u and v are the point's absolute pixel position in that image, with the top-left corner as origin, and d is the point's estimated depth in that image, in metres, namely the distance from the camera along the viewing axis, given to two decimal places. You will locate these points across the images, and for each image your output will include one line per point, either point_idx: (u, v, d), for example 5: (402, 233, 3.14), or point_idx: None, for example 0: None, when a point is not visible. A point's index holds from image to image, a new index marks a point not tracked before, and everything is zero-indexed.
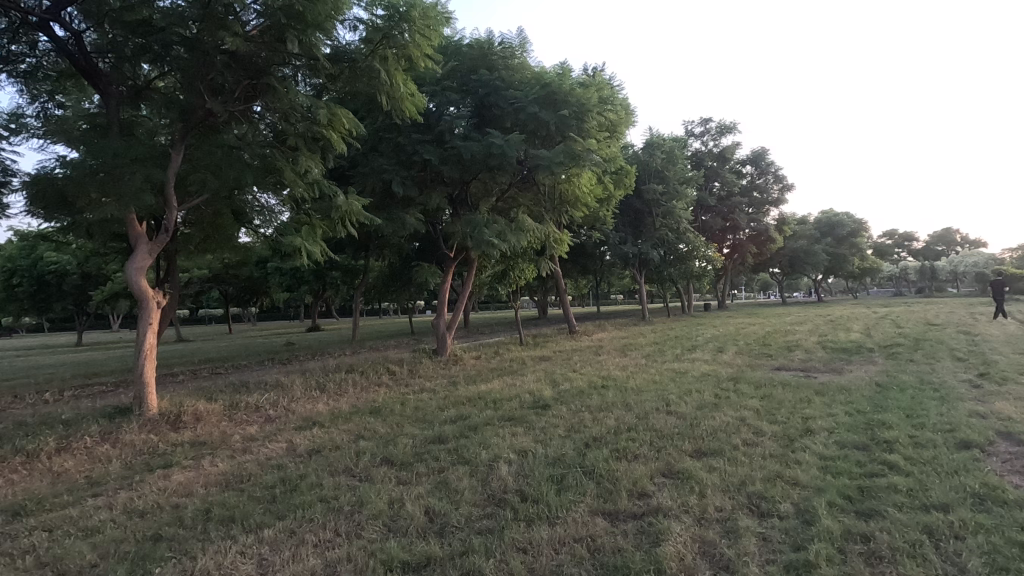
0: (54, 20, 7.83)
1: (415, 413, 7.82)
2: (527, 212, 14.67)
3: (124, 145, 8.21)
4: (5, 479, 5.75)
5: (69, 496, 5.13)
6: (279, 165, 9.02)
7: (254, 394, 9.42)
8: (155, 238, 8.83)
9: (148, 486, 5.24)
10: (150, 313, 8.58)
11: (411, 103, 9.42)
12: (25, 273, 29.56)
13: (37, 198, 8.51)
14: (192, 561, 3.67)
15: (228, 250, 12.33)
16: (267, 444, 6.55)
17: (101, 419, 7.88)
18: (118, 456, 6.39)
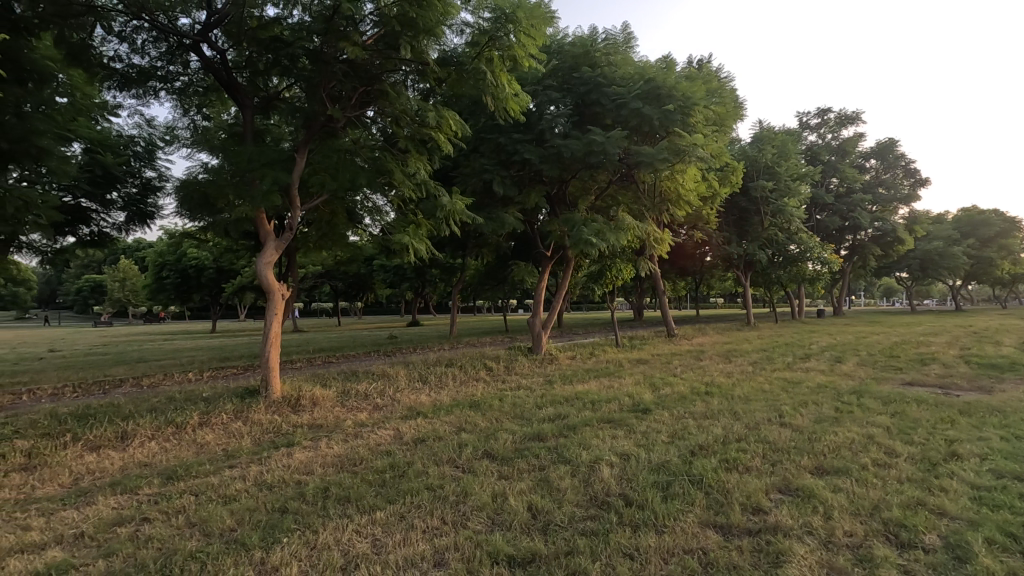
0: (204, 41, 8.77)
1: (513, 409, 7.92)
2: (627, 210, 14.34)
3: (258, 151, 9.05)
4: (160, 446, 6.57)
5: (211, 466, 5.75)
6: (390, 167, 9.53)
7: (363, 382, 10.02)
8: (280, 236, 9.65)
9: (274, 462, 5.74)
10: (276, 304, 9.39)
11: (514, 102, 9.48)
12: (172, 267, 33.73)
13: (186, 200, 9.62)
14: (315, 534, 3.96)
15: (341, 248, 13.24)
16: (376, 430, 6.94)
17: (233, 399, 8.75)
18: (249, 433, 7.07)
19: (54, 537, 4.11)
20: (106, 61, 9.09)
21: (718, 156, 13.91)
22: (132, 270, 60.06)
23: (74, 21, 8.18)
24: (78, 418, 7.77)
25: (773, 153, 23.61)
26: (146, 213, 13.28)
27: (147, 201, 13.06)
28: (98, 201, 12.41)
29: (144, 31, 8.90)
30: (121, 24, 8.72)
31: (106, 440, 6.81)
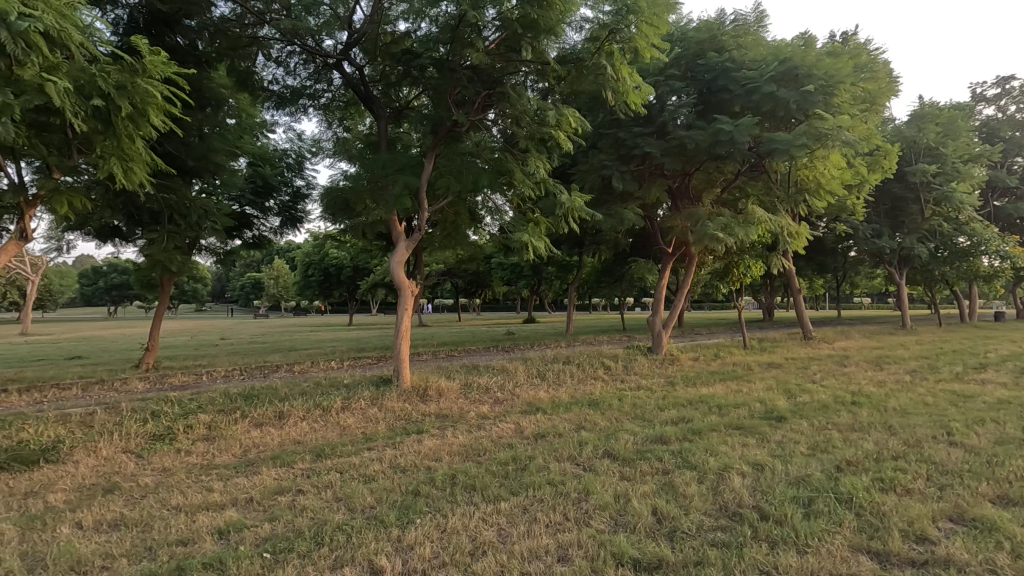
0: (345, 58, 9.58)
1: (633, 410, 7.73)
2: (758, 202, 13.36)
3: (391, 158, 9.73)
4: (310, 426, 7.34)
5: (352, 447, 6.31)
6: (510, 167, 9.75)
7: (484, 376, 10.40)
8: (410, 236, 10.29)
9: (406, 447, 6.16)
10: (406, 300, 10.05)
11: (636, 95, 9.21)
12: (317, 266, 37.65)
13: (330, 205, 10.63)
14: (444, 518, 4.17)
15: (464, 247, 13.82)
16: (497, 423, 7.17)
17: (370, 387, 9.52)
18: (383, 419, 7.65)
19: (232, 499, 4.78)
20: (265, 84, 10.29)
21: (867, 139, 12.42)
22: (284, 269, 67.85)
23: (242, 52, 9.42)
24: (246, 397, 8.94)
25: (936, 133, 20.60)
26: (296, 218, 14.92)
27: (297, 206, 14.68)
28: (259, 208, 14.17)
29: (296, 56, 9.93)
30: (278, 50, 9.79)
31: (267, 418, 7.76)
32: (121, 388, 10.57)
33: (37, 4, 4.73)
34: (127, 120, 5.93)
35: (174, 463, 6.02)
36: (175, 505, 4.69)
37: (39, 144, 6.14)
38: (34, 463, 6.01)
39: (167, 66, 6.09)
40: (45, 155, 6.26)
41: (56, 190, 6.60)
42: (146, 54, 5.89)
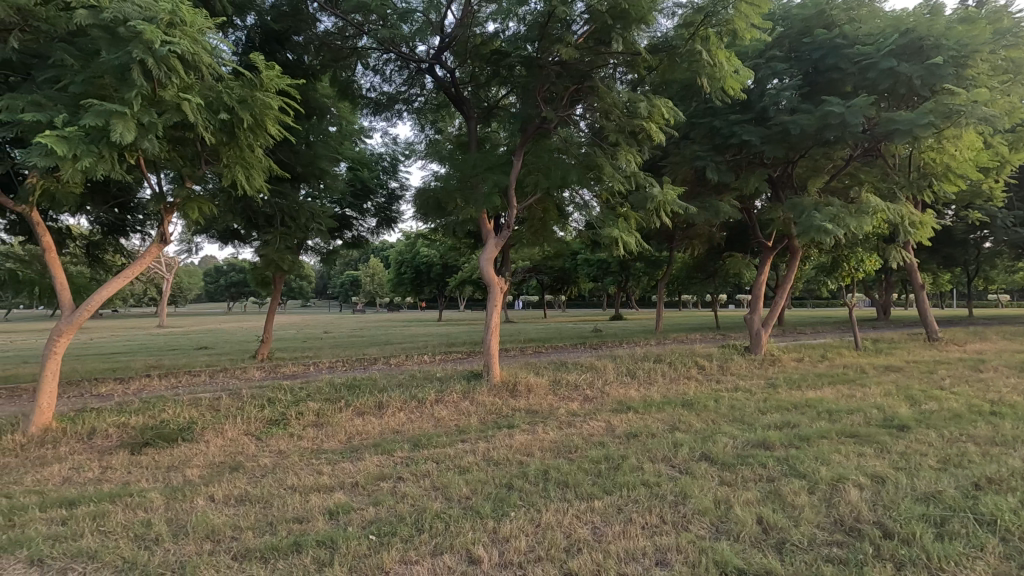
0: (437, 62, 9.89)
1: (731, 412, 7.35)
2: (872, 190, 12.21)
3: (481, 157, 9.93)
4: (406, 417, 7.68)
5: (447, 438, 6.52)
6: (600, 161, 9.61)
7: (573, 373, 10.34)
8: (499, 233, 10.45)
9: (498, 441, 6.27)
10: (495, 296, 10.22)
11: (734, 80, 8.74)
12: (409, 264, 39.43)
13: (423, 205, 11.04)
14: (538, 513, 4.20)
15: (551, 243, 13.82)
16: (588, 421, 7.10)
17: (461, 381, 9.79)
18: (475, 412, 7.84)
19: (340, 482, 5.12)
20: (364, 92, 10.90)
21: (1008, 114, 10.95)
22: (379, 267, 71.60)
23: (343, 62, 10.04)
24: (348, 388, 9.52)
25: None
26: (391, 218, 15.72)
27: (392, 207, 15.47)
28: (358, 210, 15.07)
29: (392, 63, 10.40)
30: (376, 59, 10.30)
31: (368, 407, 8.22)
32: (241, 377, 11.63)
33: (176, 31, 5.35)
34: (249, 132, 6.54)
35: (288, 446, 6.55)
36: (290, 485, 5.10)
37: (176, 157, 6.88)
38: (174, 441, 6.77)
39: (281, 79, 6.61)
40: (181, 167, 7.01)
41: (189, 198, 7.36)
42: (264, 69, 6.43)
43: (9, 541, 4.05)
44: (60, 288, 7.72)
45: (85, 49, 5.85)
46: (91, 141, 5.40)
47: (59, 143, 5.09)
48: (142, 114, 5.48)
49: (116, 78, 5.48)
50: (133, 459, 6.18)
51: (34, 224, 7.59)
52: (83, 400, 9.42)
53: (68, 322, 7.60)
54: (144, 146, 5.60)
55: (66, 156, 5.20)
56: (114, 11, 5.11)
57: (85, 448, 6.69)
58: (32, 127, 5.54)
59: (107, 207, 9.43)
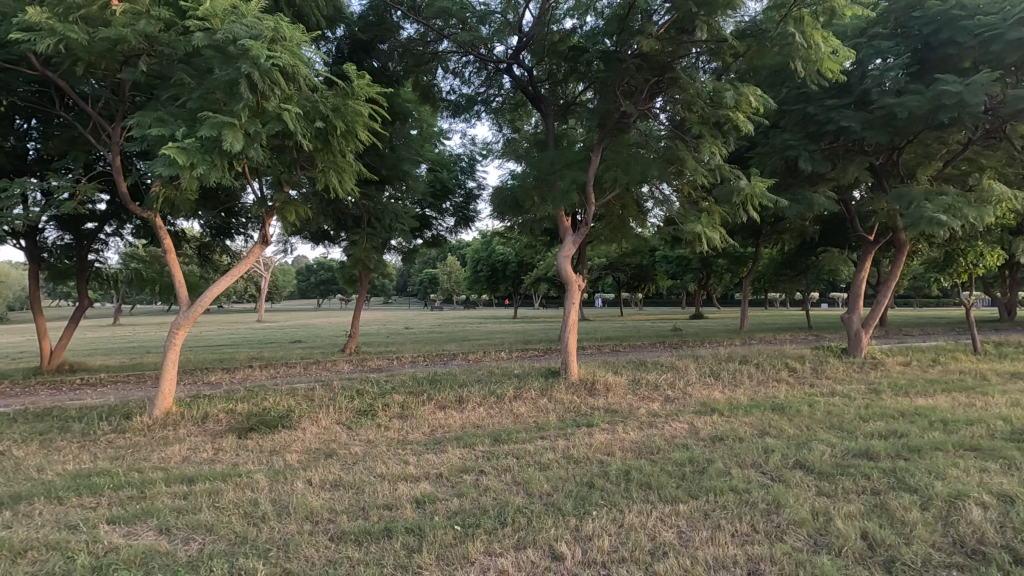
0: (515, 62, 9.97)
1: (828, 418, 6.88)
2: (995, 176, 10.95)
3: (559, 154, 9.91)
4: (486, 412, 7.83)
5: (526, 435, 6.58)
6: (682, 155, 9.29)
7: (653, 373, 10.09)
8: (577, 231, 10.37)
9: (577, 439, 6.25)
10: (573, 294, 10.17)
11: (831, 62, 8.15)
12: (485, 262, 40.11)
13: (501, 203, 11.18)
14: (621, 513, 4.14)
15: (630, 239, 13.54)
16: (670, 422, 6.91)
17: (539, 378, 9.83)
18: (553, 410, 7.86)
19: (425, 473, 5.31)
20: (445, 95, 11.20)
21: None
22: (456, 265, 73.47)
23: (425, 67, 10.38)
24: (430, 382, 9.86)
25: None
26: (469, 216, 16.10)
27: (469, 206, 15.98)
28: (437, 209, 15.58)
29: (471, 65, 10.61)
30: (455, 62, 10.55)
31: (449, 401, 8.46)
32: (332, 369, 12.35)
33: (278, 47, 5.77)
34: (341, 138, 6.93)
35: (376, 436, 6.88)
36: (379, 473, 5.35)
37: (276, 164, 7.42)
38: (275, 428, 7.31)
39: (371, 87, 6.94)
40: (281, 173, 7.53)
41: (287, 202, 7.91)
42: (355, 78, 6.78)
43: (141, 511, 4.55)
44: (179, 286, 8.55)
45: (199, 68, 6.44)
46: (206, 151, 5.94)
47: (180, 154, 5.64)
48: (249, 125, 5.96)
49: (226, 93, 5.99)
50: (240, 442, 6.74)
51: (156, 228, 8.46)
52: (197, 387, 10.39)
53: (185, 316, 8.41)
54: (250, 153, 6.09)
55: (185, 165, 5.75)
56: (225, 32, 5.59)
57: (199, 431, 7.38)
58: (157, 141, 6.17)
59: (216, 212, 10.32)
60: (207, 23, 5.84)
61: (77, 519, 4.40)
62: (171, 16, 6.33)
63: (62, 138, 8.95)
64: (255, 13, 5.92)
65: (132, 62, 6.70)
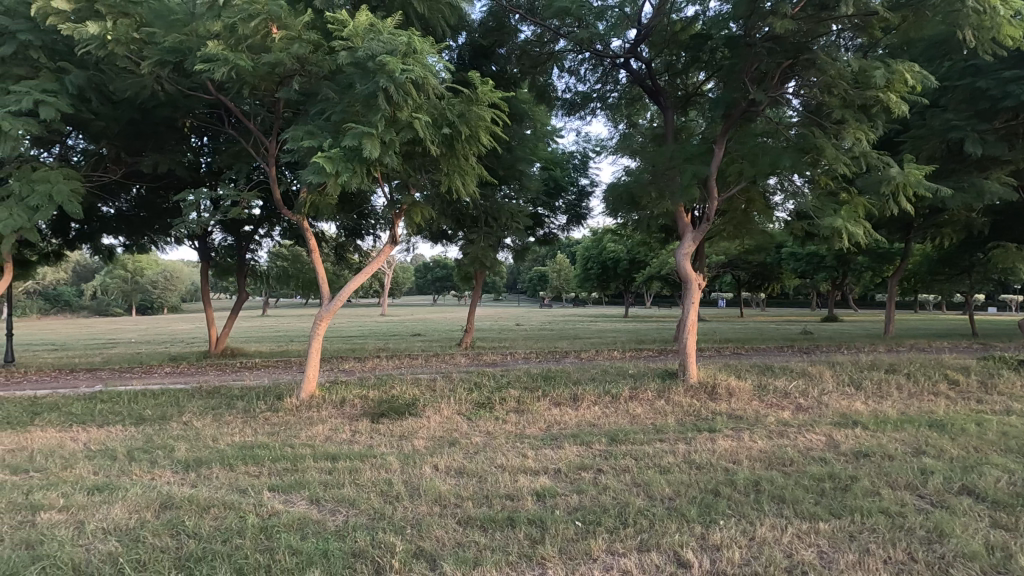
0: (633, 55, 9.75)
1: (1002, 439, 5.96)
2: None
3: (679, 148, 9.49)
4: (601, 411, 7.76)
5: (644, 436, 6.44)
6: (819, 143, 8.53)
7: (782, 379, 9.38)
8: (698, 227, 9.91)
9: (699, 444, 5.99)
10: (693, 293, 9.75)
11: (1011, 27, 7.01)
12: (595, 260, 39.61)
13: (617, 201, 11.01)
14: (751, 526, 3.93)
15: (755, 236, 12.69)
16: (804, 433, 6.39)
17: (655, 379, 9.55)
18: (672, 413, 7.60)
19: (544, 467, 5.41)
20: (561, 93, 11.23)
21: None
22: (565, 262, 73.58)
23: (541, 67, 10.49)
24: (545, 378, 9.98)
25: None
26: (581, 214, 16.13)
27: (581, 203, 16.04)
28: (549, 207, 15.79)
29: (586, 62, 10.55)
30: (571, 60, 10.56)
31: (563, 399, 8.52)
32: (451, 362, 12.95)
33: (410, 59, 6.21)
34: (465, 142, 7.33)
35: (495, 428, 7.14)
36: (499, 464, 5.54)
37: (406, 170, 7.96)
38: (402, 414, 7.85)
39: (493, 92, 7.30)
40: (410, 178, 8.06)
41: (415, 204, 8.44)
42: (479, 84, 7.17)
43: (295, 482, 5.13)
44: (321, 282, 9.46)
45: (341, 83, 7.08)
46: (348, 159, 6.51)
47: (328, 163, 6.25)
48: (385, 134, 6.46)
49: (365, 105, 6.52)
50: (373, 426, 7.34)
51: (303, 230, 9.43)
52: (334, 374, 11.43)
53: (326, 309, 9.30)
54: (386, 159, 6.60)
55: (332, 173, 6.35)
56: (366, 50, 6.09)
57: (338, 413, 8.15)
58: (306, 152, 6.87)
59: (351, 214, 11.27)
60: (349, 42, 6.40)
61: (246, 484, 5.06)
62: (318, 39, 7.01)
63: (228, 153, 10.26)
64: (390, 30, 6.41)
65: (286, 81, 7.50)
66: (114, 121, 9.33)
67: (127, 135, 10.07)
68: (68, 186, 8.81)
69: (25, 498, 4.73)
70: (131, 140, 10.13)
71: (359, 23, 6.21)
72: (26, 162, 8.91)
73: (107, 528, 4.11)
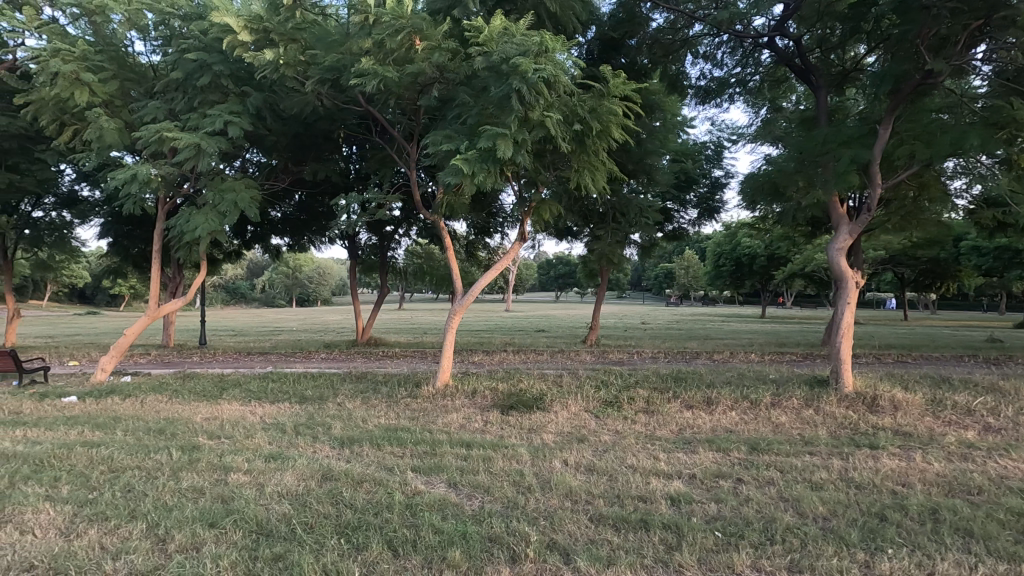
0: (779, 33, 8.99)
1: None
2: None
3: (834, 131, 8.47)
4: (740, 418, 7.26)
5: (790, 448, 5.91)
6: (1018, 115, 7.20)
7: (964, 394, 8.03)
8: (856, 218, 8.82)
9: (858, 461, 5.36)
10: (849, 293, 8.72)
11: None
12: (728, 256, 37.12)
13: (758, 192, 10.22)
14: (929, 559, 3.43)
15: (928, 227, 11.02)
16: (995, 458, 5.43)
17: (802, 386, 8.70)
18: (823, 424, 6.88)
19: (678, 471, 5.19)
20: (694, 81, 10.70)
21: None
22: (694, 259, 69.93)
23: (674, 55, 10.11)
24: (675, 380, 9.57)
25: None
26: (714, 208, 15.28)
27: (714, 196, 15.18)
28: (680, 201, 15.17)
29: (724, 45, 9.96)
30: (707, 44, 10.03)
31: (697, 402, 8.10)
32: (576, 359, 12.93)
33: (543, 59, 6.31)
34: (596, 138, 7.29)
35: (624, 428, 6.99)
36: (630, 464, 5.43)
37: (536, 168, 8.09)
38: (531, 408, 8.01)
39: (626, 84, 7.17)
40: (541, 175, 8.19)
41: (544, 202, 8.53)
42: (611, 77, 7.08)
43: (434, 465, 5.46)
44: (454, 278, 9.93)
45: (477, 87, 7.39)
46: (483, 160, 6.76)
47: (465, 164, 6.56)
48: (518, 134, 6.62)
49: (499, 107, 6.74)
50: (503, 418, 7.57)
51: (439, 229, 9.98)
52: (464, 366, 11.97)
53: (459, 304, 9.75)
54: (518, 158, 6.77)
55: (468, 173, 6.66)
56: (501, 53, 6.29)
57: (470, 403, 8.53)
58: (445, 154, 7.28)
59: (482, 213, 11.72)
60: (484, 47, 6.65)
61: (393, 463, 5.50)
62: (456, 46, 7.39)
63: (375, 159, 11.21)
64: (524, 31, 6.56)
65: (426, 90, 8.02)
66: (283, 135, 10.62)
67: (294, 148, 11.42)
68: (248, 195, 10.22)
69: (219, 460, 5.57)
70: (295, 152, 11.48)
71: (494, 28, 6.44)
72: (217, 175, 10.46)
73: (281, 491, 4.71)
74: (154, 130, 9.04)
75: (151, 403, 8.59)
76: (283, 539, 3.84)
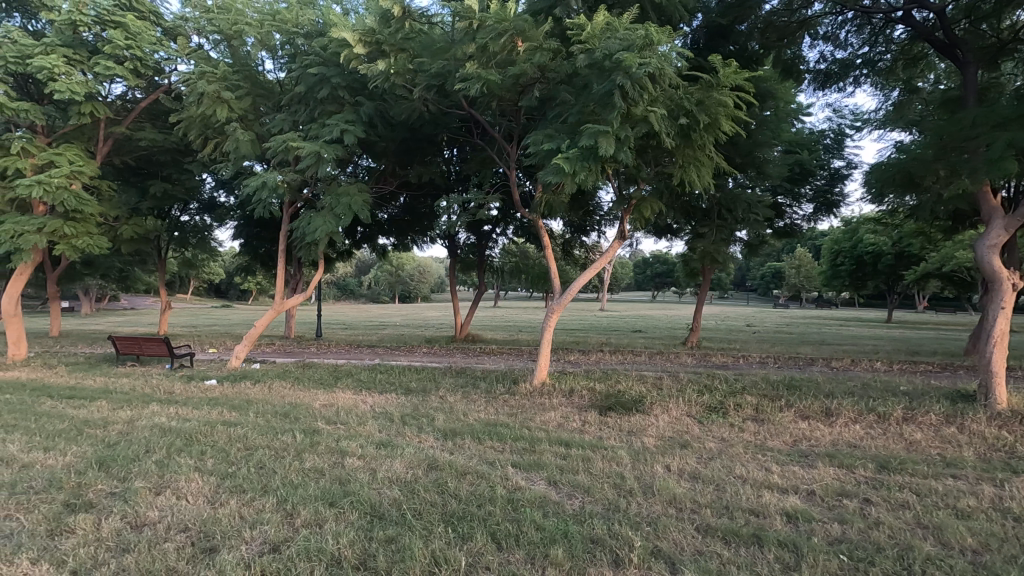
0: (916, 6, 8.09)
1: None
2: None
3: (986, 111, 7.40)
4: (865, 432, 6.61)
5: (927, 468, 5.29)
6: None
7: None
8: (1014, 211, 7.68)
9: (1016, 489, 4.67)
10: (1003, 297, 7.61)
11: None
12: (849, 254, 33.87)
13: (888, 183, 9.22)
14: None
15: None
16: None
17: (942, 401, 7.74)
18: (969, 444, 6.08)
19: (794, 486, 4.83)
20: (812, 65, 9.90)
21: None
22: (807, 257, 64.69)
23: (790, 39, 9.41)
24: (788, 387, 8.91)
25: None
26: (832, 201, 14.05)
27: (833, 189, 13.95)
28: (793, 195, 14.10)
29: (849, 24, 9.20)
30: (829, 24, 9.33)
31: (814, 412, 7.50)
32: (677, 361, 12.46)
33: (648, 53, 6.10)
34: (704, 132, 6.96)
35: (731, 436, 6.63)
36: (739, 475, 5.14)
37: (638, 165, 7.88)
38: (630, 410, 7.84)
39: (737, 74, 6.77)
40: (642, 172, 7.96)
41: (644, 199, 8.29)
42: (721, 68, 6.71)
43: (533, 462, 5.51)
44: (552, 277, 9.94)
45: (578, 85, 7.32)
46: (584, 158, 6.70)
47: (566, 163, 6.55)
48: (620, 130, 6.49)
49: (601, 104, 6.66)
50: (601, 418, 7.49)
51: (538, 228, 10.03)
52: (561, 364, 11.95)
53: (557, 303, 9.75)
54: (620, 156, 6.63)
55: (569, 172, 6.65)
56: (603, 49, 6.18)
57: (568, 402, 8.51)
58: (546, 153, 7.31)
59: (580, 211, 11.63)
60: (587, 44, 6.58)
61: (494, 458, 5.63)
62: (557, 45, 7.38)
63: (475, 161, 11.52)
64: (627, 26, 6.42)
65: (527, 90, 8.10)
66: (391, 141, 11.21)
67: (400, 153, 12.03)
68: (361, 198, 10.92)
69: (336, 444, 6.02)
70: (402, 156, 12.08)
71: (597, 24, 6.34)
72: (333, 180, 11.27)
73: (392, 477, 4.99)
74: (281, 140, 9.92)
75: (277, 389, 9.46)
76: (395, 523, 4.06)
